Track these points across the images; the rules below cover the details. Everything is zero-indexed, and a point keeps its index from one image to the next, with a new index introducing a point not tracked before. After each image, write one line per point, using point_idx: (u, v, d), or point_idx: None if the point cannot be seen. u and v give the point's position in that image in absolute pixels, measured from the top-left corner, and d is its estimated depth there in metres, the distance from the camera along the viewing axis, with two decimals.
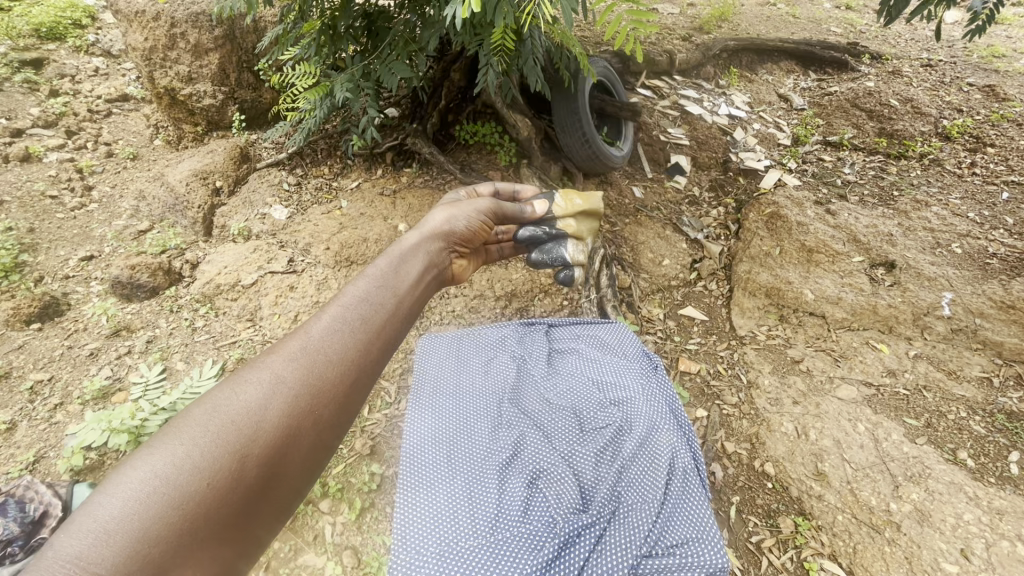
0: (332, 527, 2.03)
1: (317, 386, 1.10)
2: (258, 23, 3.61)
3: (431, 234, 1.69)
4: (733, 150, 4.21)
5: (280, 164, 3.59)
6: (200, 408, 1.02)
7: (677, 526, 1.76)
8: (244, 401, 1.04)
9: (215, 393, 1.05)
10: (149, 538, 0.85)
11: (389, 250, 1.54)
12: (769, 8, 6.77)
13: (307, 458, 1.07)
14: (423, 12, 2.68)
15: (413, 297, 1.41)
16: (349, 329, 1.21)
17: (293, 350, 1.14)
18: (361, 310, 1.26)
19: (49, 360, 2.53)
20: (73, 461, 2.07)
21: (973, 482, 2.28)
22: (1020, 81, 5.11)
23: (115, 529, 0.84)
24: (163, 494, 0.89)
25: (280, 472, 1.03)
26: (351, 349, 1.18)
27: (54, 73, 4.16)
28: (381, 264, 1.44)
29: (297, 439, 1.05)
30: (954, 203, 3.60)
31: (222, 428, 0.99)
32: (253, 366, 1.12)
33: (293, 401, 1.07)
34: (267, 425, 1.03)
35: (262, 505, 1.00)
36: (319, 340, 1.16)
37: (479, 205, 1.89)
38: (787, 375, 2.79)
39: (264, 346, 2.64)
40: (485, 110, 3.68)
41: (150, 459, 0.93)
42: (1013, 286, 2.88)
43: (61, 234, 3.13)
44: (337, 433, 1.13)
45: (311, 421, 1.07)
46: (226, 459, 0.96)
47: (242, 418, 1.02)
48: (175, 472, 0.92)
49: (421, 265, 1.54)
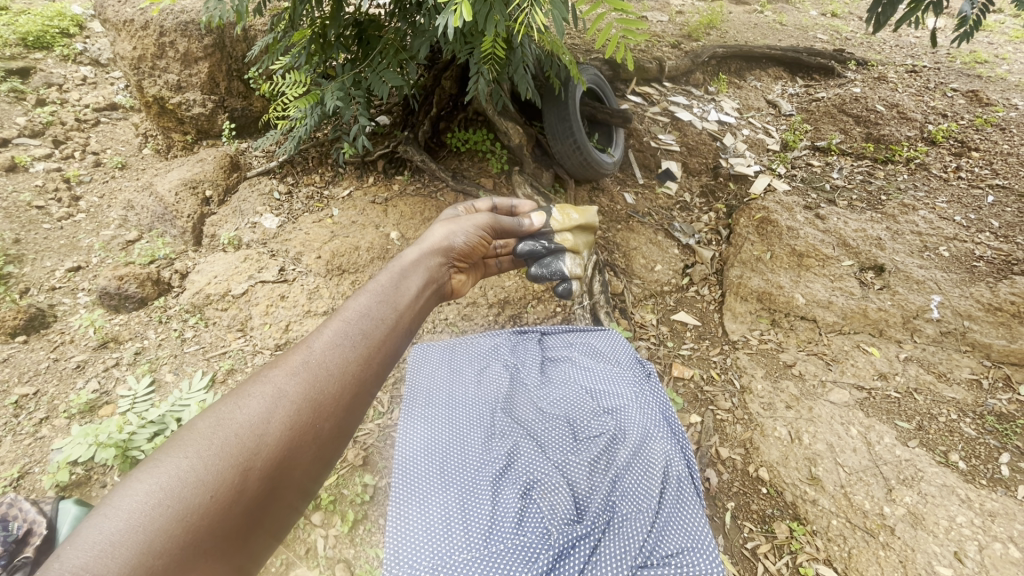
0: (325, 540, 2.00)
1: (318, 400, 1.09)
2: (248, 32, 3.60)
3: (431, 249, 1.69)
4: (724, 155, 4.24)
5: (270, 172, 3.58)
6: (204, 422, 1.01)
7: (672, 535, 1.75)
8: (248, 414, 1.03)
9: (219, 405, 1.04)
10: (152, 551, 0.83)
11: (389, 265, 1.54)
12: (757, 15, 6.88)
13: (307, 471, 1.06)
14: (413, 20, 2.66)
15: (413, 311, 1.41)
16: (351, 344, 1.20)
17: (295, 364, 1.13)
18: (363, 324, 1.25)
19: (34, 374, 2.49)
20: (59, 476, 2.04)
21: (964, 484, 2.30)
22: (1002, 86, 5.21)
23: (119, 541, 0.82)
24: (167, 506, 0.88)
25: (280, 486, 1.02)
26: (353, 362, 1.18)
27: (41, 82, 4.13)
28: (381, 278, 1.44)
29: (299, 452, 1.04)
30: (940, 207, 3.65)
31: (227, 441, 0.98)
32: (256, 380, 1.11)
33: (296, 414, 1.06)
34: (269, 438, 1.01)
35: (262, 517, 0.99)
36: (320, 354, 1.16)
37: (479, 220, 1.88)
38: (780, 379, 2.81)
39: (255, 356, 2.63)
40: (476, 118, 3.70)
41: (155, 472, 0.91)
42: (1001, 289, 2.92)
43: (47, 244, 3.09)
44: (335, 448, 1.12)
45: (311, 436, 1.07)
46: (230, 472, 0.95)
47: (246, 431, 1.00)
48: (179, 484, 0.90)
49: (421, 279, 1.54)
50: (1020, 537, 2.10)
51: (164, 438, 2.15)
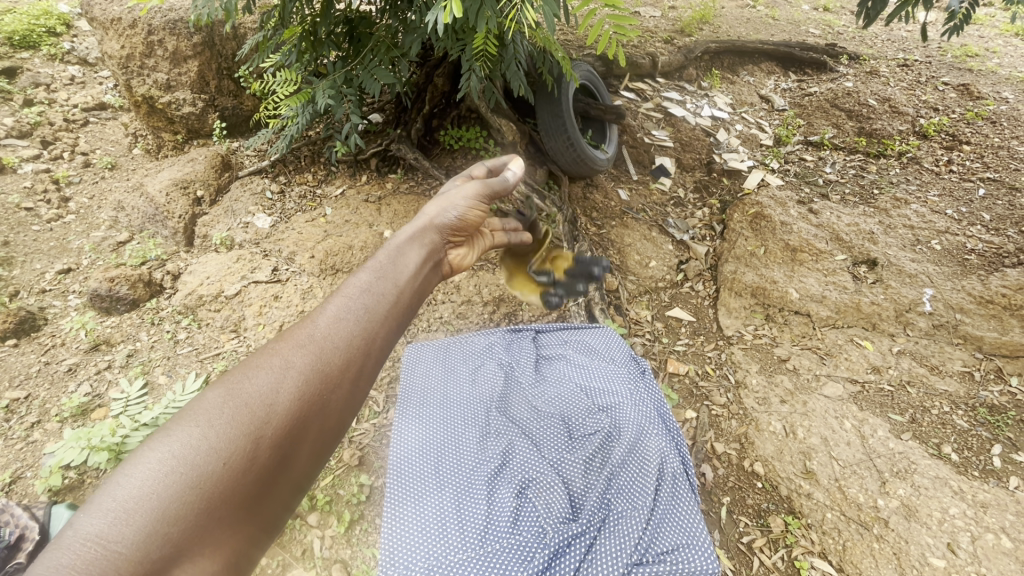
0: (321, 540, 1.99)
1: (326, 371, 1.08)
2: (238, 31, 3.57)
3: (425, 226, 1.66)
4: (717, 151, 4.24)
5: (262, 172, 3.55)
6: (215, 392, 1.01)
7: (667, 533, 1.75)
8: (257, 385, 1.02)
9: (228, 376, 1.04)
10: (167, 518, 0.84)
11: (392, 241, 1.52)
12: (750, 9, 6.88)
13: (319, 441, 1.04)
14: (405, 17, 2.63)
15: (413, 289, 1.38)
16: (359, 316, 1.19)
17: (301, 337, 1.12)
18: (366, 299, 1.23)
19: (26, 378, 2.47)
20: (51, 481, 2.02)
21: (957, 475, 2.32)
22: (993, 80, 5.23)
23: (134, 508, 0.84)
24: (179, 474, 0.88)
25: (293, 456, 1.00)
26: (359, 335, 1.16)
27: (28, 82, 4.07)
28: (385, 254, 1.42)
29: (311, 421, 1.03)
30: (932, 200, 3.67)
31: (237, 410, 0.98)
32: (264, 351, 1.10)
33: (304, 385, 1.05)
34: (279, 408, 1.01)
35: (276, 487, 0.98)
36: (327, 326, 1.15)
37: (470, 190, 1.80)
38: (774, 374, 2.82)
39: (248, 357, 2.61)
40: (469, 115, 3.64)
41: (167, 441, 0.92)
42: (992, 282, 2.94)
43: (37, 247, 3.05)
44: (345, 420, 1.10)
45: (320, 407, 1.05)
46: (242, 441, 0.95)
47: (255, 401, 1.00)
48: (191, 453, 0.91)
49: (419, 255, 1.52)
50: (1011, 528, 2.12)
51: None
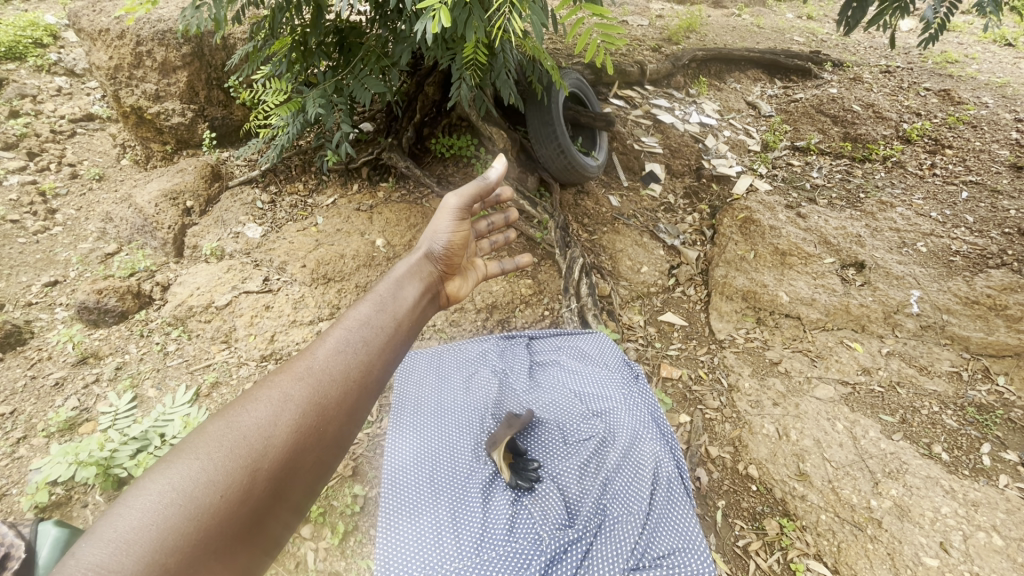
0: (315, 553, 1.96)
1: (322, 404, 1.24)
2: (227, 41, 3.56)
3: (419, 259, 1.79)
4: (706, 157, 4.30)
5: (252, 181, 3.52)
6: (216, 426, 1.14)
7: (664, 536, 1.76)
8: (257, 418, 1.17)
9: (229, 411, 1.18)
10: (165, 549, 0.94)
11: (383, 279, 1.68)
12: (735, 18, 7.00)
13: (310, 472, 1.18)
14: (394, 26, 2.66)
15: (410, 319, 1.56)
16: (352, 351, 1.36)
17: (299, 371, 1.28)
18: (363, 333, 1.41)
19: (12, 392, 2.43)
20: (39, 498, 1.96)
21: (948, 475, 2.35)
22: (972, 85, 5.35)
23: (133, 538, 0.93)
24: (179, 505, 0.99)
25: (286, 488, 1.14)
26: (353, 367, 1.33)
27: (14, 94, 4.02)
28: (378, 290, 1.59)
29: (303, 454, 1.17)
30: (917, 203, 3.73)
31: (235, 443, 1.11)
32: (263, 386, 1.25)
33: (300, 417, 1.20)
34: (275, 441, 1.15)
35: (269, 518, 1.10)
36: (321, 361, 1.31)
37: (450, 207, 1.85)
38: (766, 377, 2.83)
39: (241, 368, 2.58)
40: (460, 123, 3.66)
41: (169, 474, 1.04)
42: (977, 282, 2.99)
43: (23, 260, 3.01)
44: (336, 453, 1.25)
45: (315, 439, 1.20)
46: (239, 473, 1.08)
47: (253, 435, 1.14)
48: (190, 484, 1.03)
49: (416, 289, 1.68)
50: (1003, 526, 2.14)
51: (148, 454, 2.10)
